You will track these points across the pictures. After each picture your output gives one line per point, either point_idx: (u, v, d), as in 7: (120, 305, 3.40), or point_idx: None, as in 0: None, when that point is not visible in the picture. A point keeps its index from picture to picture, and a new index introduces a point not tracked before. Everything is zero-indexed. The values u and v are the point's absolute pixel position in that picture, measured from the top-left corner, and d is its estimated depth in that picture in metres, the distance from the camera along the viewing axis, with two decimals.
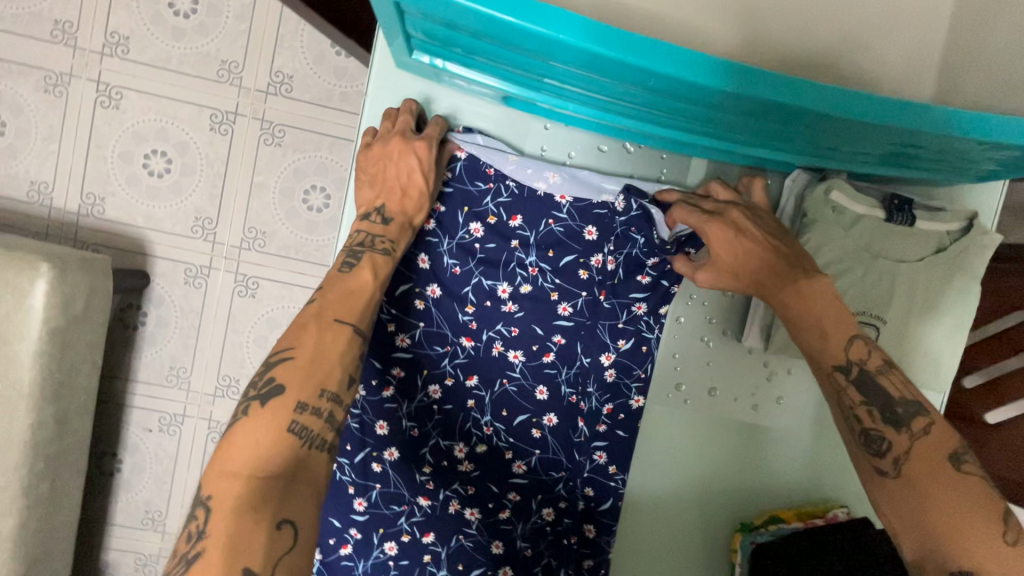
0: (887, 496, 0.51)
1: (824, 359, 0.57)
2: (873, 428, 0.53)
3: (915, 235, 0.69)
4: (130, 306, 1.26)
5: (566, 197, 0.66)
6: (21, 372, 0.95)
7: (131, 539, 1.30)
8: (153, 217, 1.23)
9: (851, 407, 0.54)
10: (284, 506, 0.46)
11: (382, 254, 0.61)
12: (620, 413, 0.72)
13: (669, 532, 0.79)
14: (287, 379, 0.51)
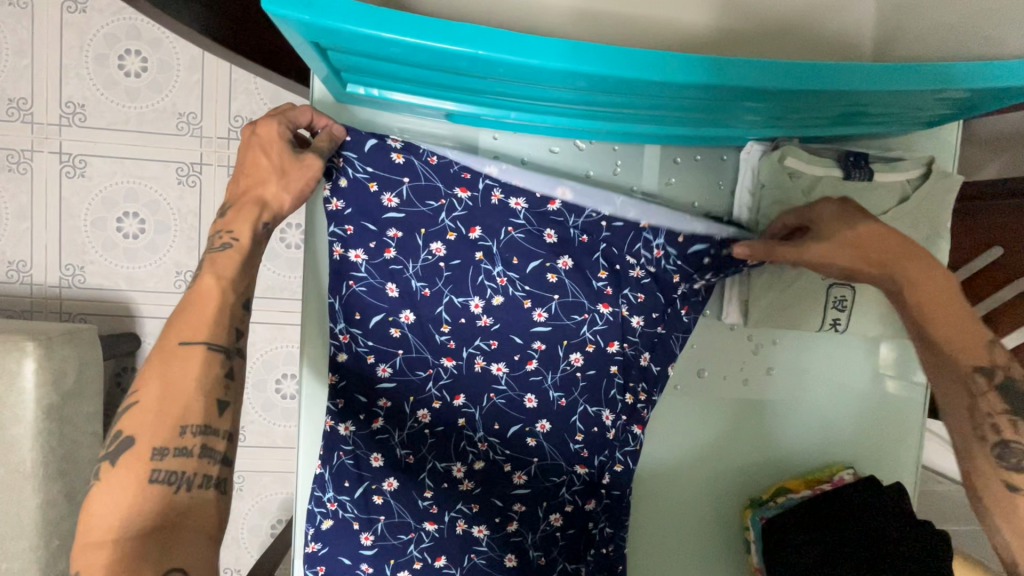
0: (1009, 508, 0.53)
1: (960, 361, 0.58)
2: (1014, 440, 0.54)
3: (881, 187, 0.70)
4: (125, 369, 1.27)
5: (521, 203, 0.66)
6: (24, 453, 0.95)
7: None
8: (134, 278, 1.23)
9: (991, 414, 0.56)
10: (167, 557, 0.44)
11: (221, 250, 0.57)
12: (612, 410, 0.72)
13: (682, 522, 0.79)
14: (137, 428, 0.48)
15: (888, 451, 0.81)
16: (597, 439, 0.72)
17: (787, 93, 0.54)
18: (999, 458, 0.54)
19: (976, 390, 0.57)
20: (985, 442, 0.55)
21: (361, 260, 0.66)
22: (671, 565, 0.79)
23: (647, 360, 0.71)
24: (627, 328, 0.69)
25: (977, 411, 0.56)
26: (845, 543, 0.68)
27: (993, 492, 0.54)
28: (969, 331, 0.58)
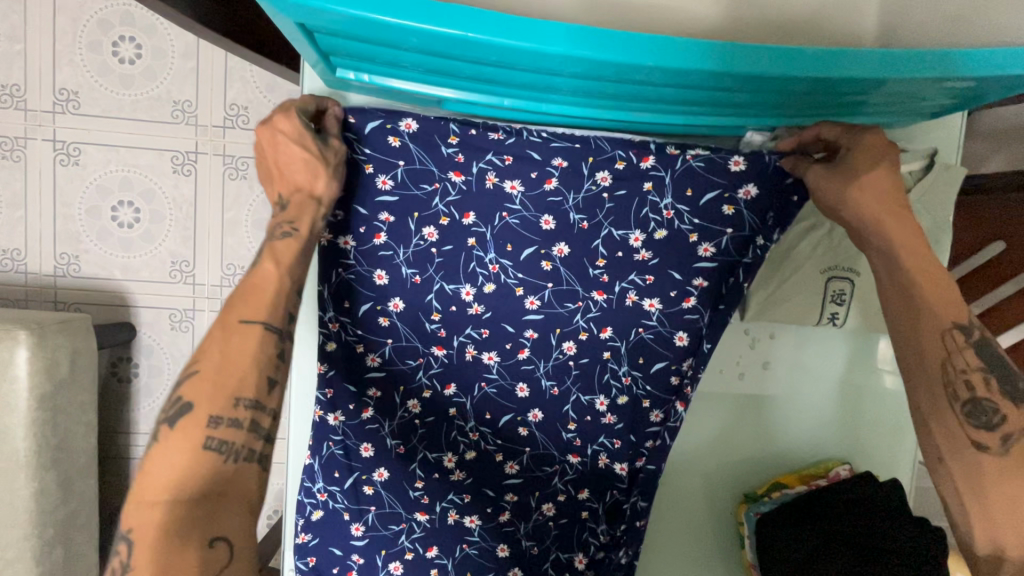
0: (968, 464, 0.51)
1: (940, 316, 0.54)
2: (987, 398, 0.51)
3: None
4: (121, 359, 1.27)
5: (516, 187, 0.66)
6: (16, 444, 0.95)
7: None
8: (129, 268, 1.23)
9: (963, 369, 0.53)
10: (214, 524, 0.46)
11: (282, 239, 0.58)
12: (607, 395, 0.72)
13: (681, 516, 0.78)
14: (196, 395, 0.50)
15: (889, 441, 0.80)
16: (590, 428, 0.72)
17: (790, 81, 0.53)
18: (968, 417, 0.52)
19: (952, 344, 0.53)
20: (956, 400, 0.52)
21: (351, 247, 0.67)
22: (670, 560, 0.79)
23: (682, 340, 0.71)
24: (640, 315, 0.70)
25: (950, 364, 0.53)
26: (836, 534, 0.68)
27: (957, 448, 0.52)
28: (947, 283, 0.55)
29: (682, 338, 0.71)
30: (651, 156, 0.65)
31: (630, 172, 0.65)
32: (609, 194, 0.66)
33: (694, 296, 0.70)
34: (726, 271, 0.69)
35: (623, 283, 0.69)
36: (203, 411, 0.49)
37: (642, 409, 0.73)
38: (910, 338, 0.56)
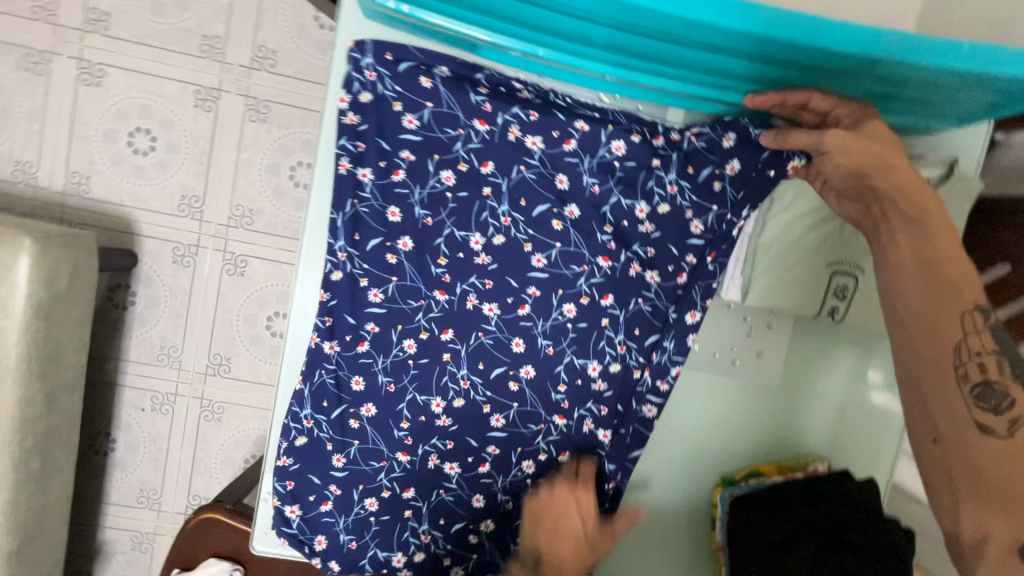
0: (971, 445, 0.56)
1: (962, 297, 0.59)
2: (997, 381, 0.56)
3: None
4: (119, 286, 1.28)
5: (538, 144, 0.67)
6: (8, 348, 0.96)
7: (128, 517, 1.38)
8: (138, 196, 1.23)
9: (977, 353, 0.57)
10: None
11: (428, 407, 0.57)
12: (604, 359, 0.72)
13: (657, 495, 0.78)
14: None
15: (875, 445, 0.80)
16: (579, 392, 0.73)
17: (825, 57, 0.54)
18: (974, 397, 0.56)
19: (969, 327, 0.58)
20: (966, 382, 0.57)
21: (367, 179, 0.67)
22: (640, 538, 0.79)
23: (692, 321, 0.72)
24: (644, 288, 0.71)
25: (965, 347, 0.58)
26: (812, 522, 0.69)
27: (962, 431, 0.56)
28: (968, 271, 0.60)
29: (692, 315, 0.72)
30: (661, 136, 0.68)
31: (643, 146, 0.67)
32: (621, 163, 0.68)
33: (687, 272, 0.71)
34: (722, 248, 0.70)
35: (628, 253, 0.70)
36: None
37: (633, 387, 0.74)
38: (924, 318, 0.60)
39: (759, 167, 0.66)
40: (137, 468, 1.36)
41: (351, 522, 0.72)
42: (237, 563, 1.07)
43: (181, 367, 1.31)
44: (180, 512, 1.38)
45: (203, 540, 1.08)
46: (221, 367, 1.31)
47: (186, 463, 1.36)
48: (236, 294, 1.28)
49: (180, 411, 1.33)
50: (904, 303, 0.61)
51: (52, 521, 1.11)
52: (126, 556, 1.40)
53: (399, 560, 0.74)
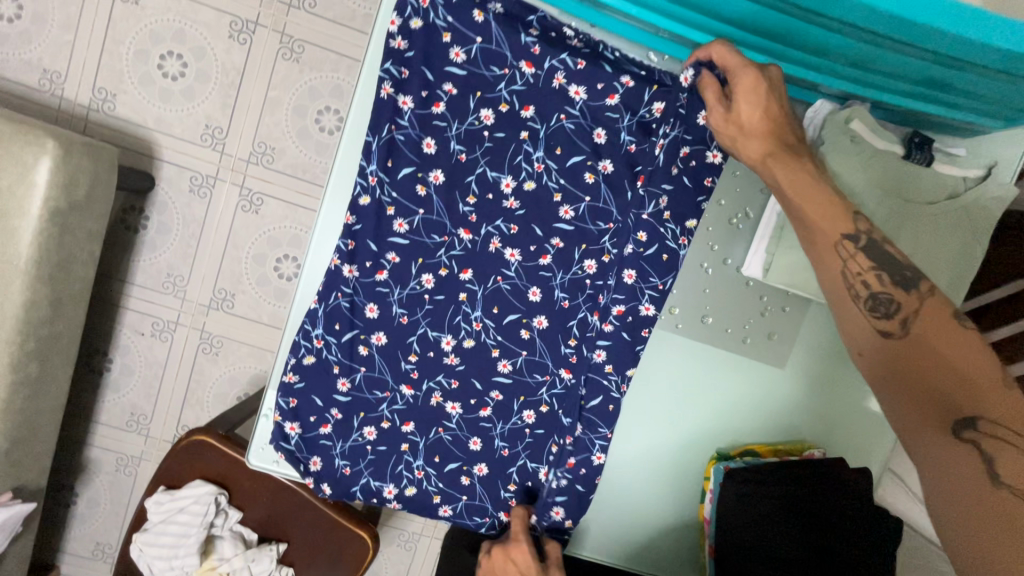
0: (881, 353, 0.54)
1: (830, 231, 0.59)
2: (882, 292, 0.55)
3: (926, 180, 0.67)
4: (132, 208, 1.27)
5: (580, 94, 0.67)
6: (20, 248, 0.96)
7: (115, 439, 1.39)
8: (163, 120, 1.22)
9: (860, 273, 0.57)
10: None
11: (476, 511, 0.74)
12: (627, 316, 0.70)
13: (641, 462, 0.79)
14: None
15: (868, 430, 0.81)
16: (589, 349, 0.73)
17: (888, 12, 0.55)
18: (870, 312, 0.55)
19: (844, 254, 0.58)
20: (859, 300, 0.56)
21: (407, 108, 0.66)
22: (620, 501, 0.79)
23: (631, 279, 0.69)
24: (625, 239, 0.69)
25: (848, 271, 0.57)
26: (805, 506, 0.70)
27: (869, 342, 0.55)
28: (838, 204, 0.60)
29: (628, 247, 0.69)
30: None
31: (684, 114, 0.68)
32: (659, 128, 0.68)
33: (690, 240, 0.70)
34: (693, 194, 0.69)
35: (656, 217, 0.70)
36: None
37: (630, 346, 0.71)
38: (814, 252, 0.60)
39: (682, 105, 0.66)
40: (129, 391, 1.37)
41: (347, 448, 0.74)
42: (222, 489, 1.08)
43: (185, 297, 1.31)
44: (168, 440, 1.39)
45: (191, 461, 1.08)
46: (224, 303, 1.31)
47: (178, 393, 1.37)
48: (248, 231, 1.28)
49: (179, 341, 1.34)
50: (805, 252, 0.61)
51: (43, 429, 1.11)
52: (109, 477, 1.41)
53: (390, 492, 0.76)
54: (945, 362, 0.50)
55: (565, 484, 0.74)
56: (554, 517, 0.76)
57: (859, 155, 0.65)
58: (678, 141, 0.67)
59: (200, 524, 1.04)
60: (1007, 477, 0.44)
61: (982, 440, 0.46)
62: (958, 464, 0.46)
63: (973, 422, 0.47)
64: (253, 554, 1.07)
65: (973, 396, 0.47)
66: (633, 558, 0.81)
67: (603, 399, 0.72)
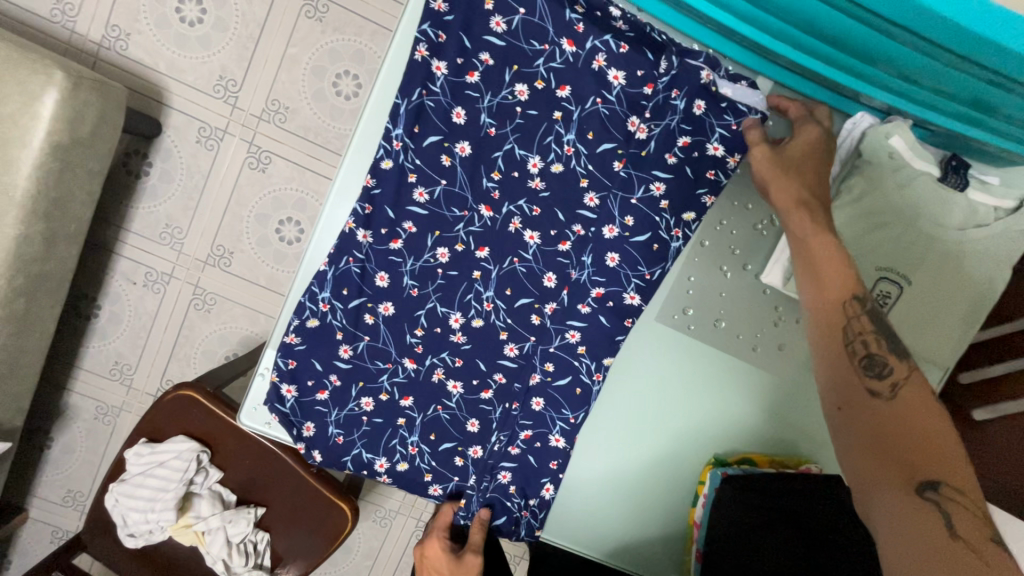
0: (871, 412, 0.53)
1: (841, 287, 0.59)
2: (878, 353, 0.55)
3: (957, 207, 0.66)
4: (136, 153, 1.23)
5: (619, 79, 0.64)
6: (17, 179, 0.92)
7: (97, 386, 1.36)
8: (176, 66, 1.18)
9: (859, 334, 0.56)
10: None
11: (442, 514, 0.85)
12: (608, 300, 0.69)
13: (619, 452, 0.77)
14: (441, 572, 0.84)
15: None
16: (595, 340, 0.70)
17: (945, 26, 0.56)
18: (865, 372, 0.55)
19: (850, 311, 0.57)
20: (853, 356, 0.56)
21: (440, 74, 0.64)
22: (591, 499, 0.79)
23: (613, 262, 0.68)
24: (606, 218, 0.68)
25: (849, 329, 0.57)
26: (798, 517, 0.71)
27: (858, 397, 0.54)
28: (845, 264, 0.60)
29: (610, 230, 0.68)
30: (702, 105, 0.63)
31: (702, 118, 0.63)
32: (683, 126, 0.64)
33: (683, 234, 0.67)
34: (692, 185, 0.66)
35: (669, 216, 0.67)
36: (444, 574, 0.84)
37: (611, 334, 0.70)
38: (816, 305, 0.60)
39: (659, 93, 0.63)
40: (116, 339, 1.34)
41: (343, 416, 0.72)
42: (204, 446, 1.06)
43: (182, 251, 1.28)
44: (151, 393, 1.37)
45: (175, 415, 1.06)
46: (221, 260, 1.28)
47: (166, 346, 1.34)
48: (253, 189, 1.25)
49: (172, 295, 1.31)
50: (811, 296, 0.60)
51: (24, 369, 1.08)
52: (87, 424, 1.38)
53: (382, 466, 0.74)
54: (917, 428, 0.51)
55: (518, 454, 0.72)
56: (500, 481, 0.73)
57: (890, 174, 0.65)
58: (678, 131, 0.64)
59: (179, 480, 1.02)
60: (964, 536, 0.46)
61: (945, 503, 0.47)
62: (925, 528, 0.47)
63: (937, 485, 0.48)
64: (230, 515, 1.06)
65: (943, 462, 0.49)
66: (596, 547, 0.80)
67: (570, 380, 0.71)
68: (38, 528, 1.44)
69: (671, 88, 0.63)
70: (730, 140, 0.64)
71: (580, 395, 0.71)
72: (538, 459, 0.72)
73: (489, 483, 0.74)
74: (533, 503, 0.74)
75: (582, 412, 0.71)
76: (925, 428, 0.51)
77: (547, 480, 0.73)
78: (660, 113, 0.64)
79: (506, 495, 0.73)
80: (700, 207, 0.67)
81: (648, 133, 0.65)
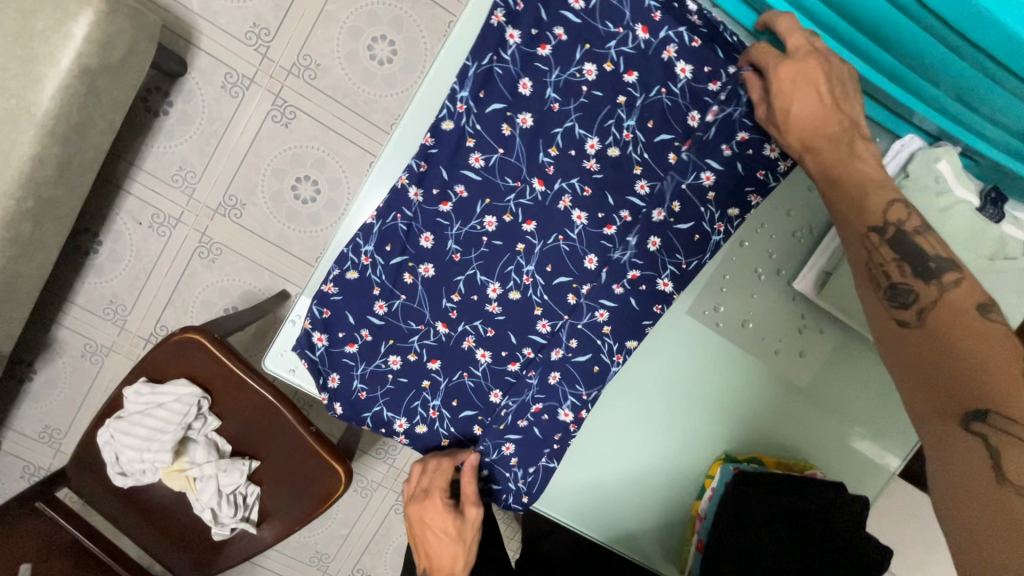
0: (902, 339, 0.52)
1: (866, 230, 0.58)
2: (902, 282, 0.54)
3: (988, 237, 0.68)
4: (157, 90, 1.19)
5: (686, 72, 0.65)
6: (40, 98, 0.86)
7: (87, 323, 1.32)
8: (210, 7, 1.16)
9: (882, 264, 0.56)
10: (462, 536, 0.78)
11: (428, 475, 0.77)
12: (642, 284, 0.71)
13: (629, 428, 0.78)
14: (445, 526, 0.78)
15: (863, 461, 0.82)
16: (626, 321, 0.72)
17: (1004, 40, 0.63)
18: (888, 302, 0.54)
19: (869, 244, 0.57)
20: (879, 289, 0.56)
21: (513, 42, 0.64)
22: (594, 484, 0.80)
23: (654, 246, 0.70)
24: (657, 201, 0.68)
25: (872, 262, 0.57)
26: (804, 518, 0.72)
27: (886, 329, 0.54)
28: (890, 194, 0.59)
29: (658, 214, 0.69)
30: None
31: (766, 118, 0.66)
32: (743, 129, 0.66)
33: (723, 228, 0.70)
34: (740, 181, 0.68)
35: (707, 210, 0.69)
36: (450, 530, 0.78)
37: (639, 318, 0.72)
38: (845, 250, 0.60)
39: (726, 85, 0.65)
40: (113, 278, 1.30)
41: (368, 372, 0.72)
42: (206, 393, 1.04)
43: (193, 196, 1.25)
44: (143, 337, 1.34)
45: (181, 358, 1.03)
46: (233, 211, 1.26)
47: (166, 291, 1.31)
48: (274, 142, 1.23)
49: (177, 239, 1.28)
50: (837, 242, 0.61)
51: (18, 298, 1.03)
52: (73, 362, 1.34)
53: (401, 426, 0.75)
54: (953, 355, 0.48)
55: (524, 426, 0.74)
56: (502, 453, 0.75)
57: (934, 196, 0.68)
58: (739, 123, 0.66)
59: (178, 424, 1.01)
60: (1015, 476, 0.42)
61: (988, 434, 0.44)
62: (962, 462, 0.44)
63: (984, 414, 0.44)
64: (224, 464, 1.05)
65: (983, 387, 0.45)
66: (586, 521, 0.80)
67: (590, 357, 0.73)
68: (9, 462, 1.40)
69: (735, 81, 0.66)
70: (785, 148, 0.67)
71: (597, 373, 0.73)
72: (543, 431, 0.74)
73: (491, 449, 0.75)
74: (529, 474, 0.75)
75: (595, 389, 0.73)
76: (972, 356, 0.47)
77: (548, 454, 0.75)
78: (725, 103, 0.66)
79: (506, 466, 0.75)
80: (745, 203, 0.69)
81: (713, 117, 0.66)
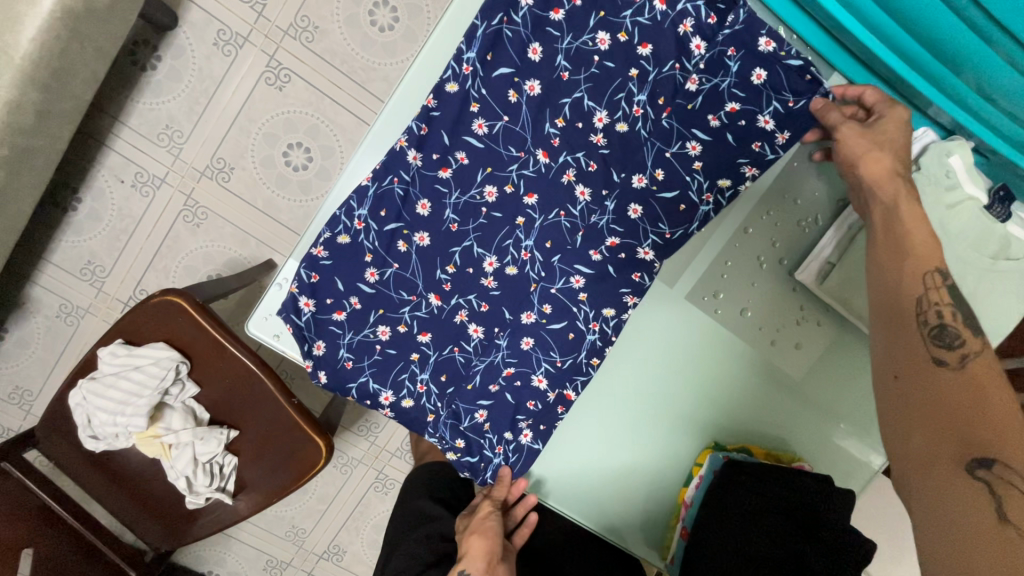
0: (932, 378, 0.55)
1: (917, 264, 0.60)
2: (951, 325, 0.56)
3: (992, 235, 0.68)
4: (146, 43, 1.13)
5: (700, 48, 0.61)
6: (20, 39, 0.80)
7: (63, 283, 1.26)
8: None
9: (934, 305, 0.58)
10: None
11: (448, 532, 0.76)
12: (621, 252, 0.69)
13: (620, 412, 0.77)
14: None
15: (846, 457, 0.82)
16: (602, 292, 0.70)
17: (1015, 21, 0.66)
18: (932, 339, 0.56)
19: (929, 283, 0.59)
20: (925, 325, 0.57)
21: (525, 4, 0.61)
22: (582, 468, 0.79)
23: (635, 214, 0.67)
24: (638, 167, 0.66)
25: (923, 299, 0.58)
26: (795, 511, 0.71)
27: (919, 364, 0.56)
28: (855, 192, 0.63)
29: (639, 180, 0.66)
30: (762, 77, 0.60)
31: (761, 87, 0.61)
32: (739, 103, 0.62)
33: (713, 199, 0.67)
34: (734, 153, 0.64)
35: (693, 181, 0.66)
36: None
37: (615, 285, 0.70)
38: (893, 279, 0.61)
39: (717, 50, 0.60)
40: (92, 237, 1.24)
41: (355, 342, 0.70)
42: (185, 358, 1.01)
43: (179, 156, 1.19)
44: (122, 300, 1.29)
45: (160, 321, 0.99)
46: (220, 174, 1.21)
47: (148, 253, 1.26)
48: (266, 105, 1.18)
49: (161, 200, 1.22)
50: (890, 272, 0.61)
51: None
52: (46, 322, 1.29)
53: (387, 399, 0.72)
54: (981, 406, 0.51)
55: (496, 392, 0.73)
56: (476, 420, 0.73)
57: (941, 190, 0.68)
58: (727, 94, 0.62)
59: (154, 388, 0.97)
60: (1015, 523, 0.46)
61: (996, 485, 0.48)
62: (967, 501, 0.48)
63: (991, 465, 0.48)
64: (202, 432, 1.02)
65: (1001, 443, 0.49)
66: (565, 499, 0.79)
67: (565, 325, 0.71)
68: None
69: (730, 45, 0.60)
70: (784, 118, 0.62)
71: (572, 340, 0.71)
72: (515, 397, 0.73)
73: (463, 417, 0.73)
74: (508, 444, 0.73)
75: (570, 357, 0.71)
76: (995, 413, 0.51)
77: (524, 424, 0.73)
78: (714, 68, 0.61)
79: (479, 433, 0.74)
80: (738, 175, 0.65)
81: (698, 85, 0.62)
